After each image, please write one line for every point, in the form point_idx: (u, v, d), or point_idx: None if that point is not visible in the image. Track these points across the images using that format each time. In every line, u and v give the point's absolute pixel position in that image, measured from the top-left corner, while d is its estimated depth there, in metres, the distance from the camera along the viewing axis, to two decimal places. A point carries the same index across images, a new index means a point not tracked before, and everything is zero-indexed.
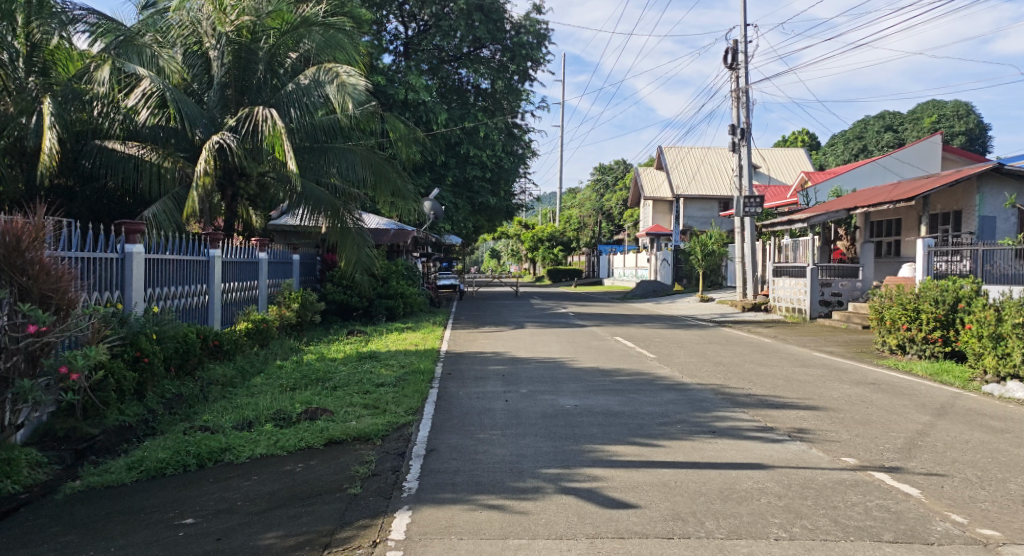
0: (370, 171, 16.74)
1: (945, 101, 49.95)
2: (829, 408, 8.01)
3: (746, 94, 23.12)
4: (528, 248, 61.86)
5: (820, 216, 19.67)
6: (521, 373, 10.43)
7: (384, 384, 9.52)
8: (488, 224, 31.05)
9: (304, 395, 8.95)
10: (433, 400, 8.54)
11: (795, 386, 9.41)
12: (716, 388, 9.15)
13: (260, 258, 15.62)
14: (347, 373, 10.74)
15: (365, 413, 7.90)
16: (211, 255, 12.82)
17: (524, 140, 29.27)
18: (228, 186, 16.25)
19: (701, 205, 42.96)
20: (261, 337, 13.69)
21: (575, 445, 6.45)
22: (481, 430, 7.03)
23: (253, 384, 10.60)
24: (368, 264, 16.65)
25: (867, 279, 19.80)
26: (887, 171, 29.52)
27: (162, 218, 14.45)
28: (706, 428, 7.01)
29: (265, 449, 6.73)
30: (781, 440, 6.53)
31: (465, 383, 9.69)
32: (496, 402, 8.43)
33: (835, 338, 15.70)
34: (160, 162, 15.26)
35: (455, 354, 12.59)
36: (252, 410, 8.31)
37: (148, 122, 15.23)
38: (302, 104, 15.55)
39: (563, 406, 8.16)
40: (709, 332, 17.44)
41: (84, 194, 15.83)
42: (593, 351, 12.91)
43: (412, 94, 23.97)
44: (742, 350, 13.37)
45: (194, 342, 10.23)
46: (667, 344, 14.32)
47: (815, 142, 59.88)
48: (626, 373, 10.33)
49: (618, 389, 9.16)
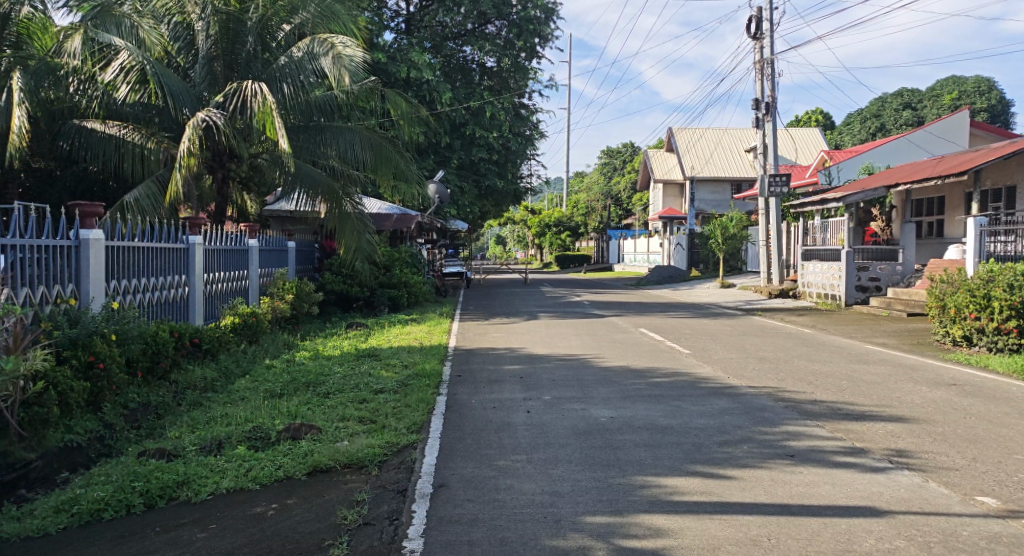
0: (371, 153, 15.28)
1: (965, 77, 48.35)
2: (920, 419, 6.67)
3: (770, 65, 21.66)
4: (536, 234, 60.24)
5: (856, 196, 18.20)
6: (542, 374, 9.06)
7: (384, 391, 8.17)
8: (494, 209, 29.65)
9: (290, 407, 7.61)
10: (440, 411, 7.18)
11: (865, 389, 8.04)
12: (775, 393, 7.78)
13: (250, 245, 14.26)
14: (342, 376, 9.39)
15: (360, 430, 6.56)
16: (191, 242, 11.45)
17: (532, 121, 27.82)
18: (217, 168, 14.85)
19: (712, 188, 41.59)
20: (250, 333, 12.33)
21: (623, 477, 5.09)
22: (502, 454, 5.68)
23: (236, 390, 9.29)
24: (369, 252, 15.18)
25: (907, 262, 18.38)
26: (914, 147, 28.19)
27: (145, 204, 13.12)
28: (783, 450, 5.65)
29: (232, 482, 5.38)
30: (883, 469, 5.17)
31: (478, 388, 8.32)
32: (516, 414, 7.06)
33: (884, 327, 14.27)
34: (144, 143, 13.64)
35: (464, 351, 11.23)
36: (223, 427, 6.96)
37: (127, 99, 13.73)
38: (296, 79, 14.10)
39: (598, 418, 6.80)
40: (739, 321, 16.03)
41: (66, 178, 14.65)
42: (618, 346, 11.51)
43: (415, 72, 22.53)
44: (785, 343, 11.99)
45: (165, 341, 8.92)
46: (699, 337, 12.91)
47: (829, 122, 58.26)
48: (663, 375, 8.96)
49: (659, 395, 7.80)
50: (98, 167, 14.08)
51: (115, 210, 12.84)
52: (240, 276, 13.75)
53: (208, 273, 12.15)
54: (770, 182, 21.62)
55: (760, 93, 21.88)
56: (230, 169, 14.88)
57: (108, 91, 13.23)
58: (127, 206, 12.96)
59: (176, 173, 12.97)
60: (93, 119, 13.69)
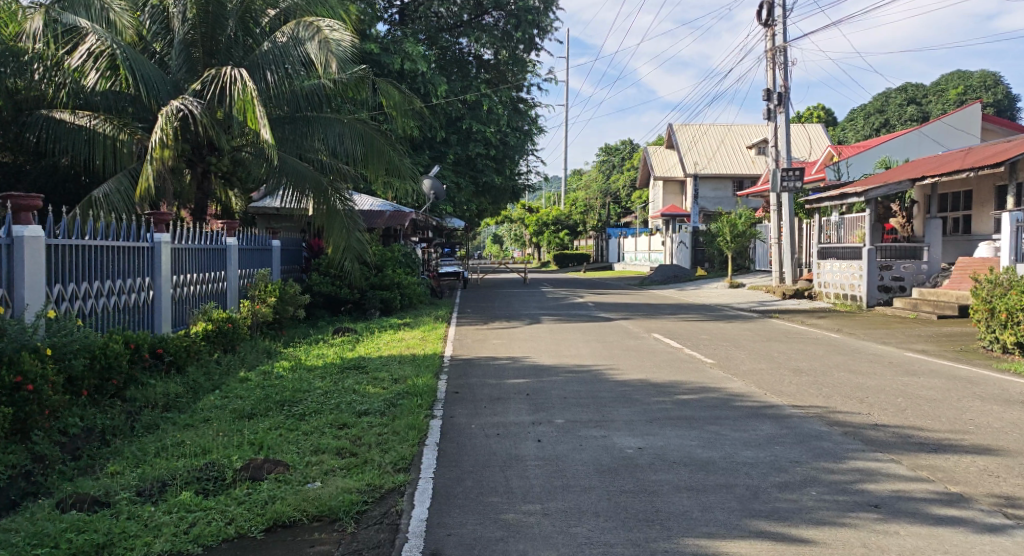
0: (360, 145, 14.09)
1: (971, 71, 47.08)
2: (1013, 450, 5.52)
3: (782, 53, 20.51)
4: (534, 232, 59.10)
5: (879, 189, 17.00)
6: (551, 391, 7.93)
7: (368, 413, 7.03)
8: (492, 206, 28.51)
9: (256, 435, 6.48)
10: (433, 441, 6.03)
11: (930, 410, 6.88)
12: (826, 415, 6.62)
13: (228, 244, 13.11)
14: (322, 392, 8.24)
15: (336, 467, 5.41)
16: (156, 241, 10.26)
17: (531, 115, 26.61)
18: (196, 161, 13.63)
19: (715, 185, 40.64)
20: (225, 341, 11.18)
21: (669, 540, 4.00)
22: (511, 505, 4.59)
23: (200, 410, 8.21)
24: (360, 251, 13.96)
25: (932, 260, 17.25)
26: (930, 140, 27.04)
27: (115, 199, 11.93)
28: (862, 496, 4.51)
29: (166, 544, 4.26)
30: (1003, 528, 4.03)
31: (478, 409, 7.17)
32: (524, 444, 5.92)
33: (916, 331, 13.11)
34: (115, 134, 12.39)
35: (461, 361, 10.09)
36: (170, 463, 5.85)
37: (98, 87, 12.29)
38: (280, 64, 12.87)
39: (623, 450, 5.66)
40: (757, 324, 14.91)
41: (36, 172, 13.35)
42: (633, 355, 10.36)
43: (409, 63, 21.34)
44: (815, 351, 10.82)
45: (118, 355, 7.83)
46: (719, 343, 11.75)
47: (831, 118, 57.11)
48: (690, 392, 7.80)
49: (691, 418, 6.66)
50: (71, 160, 12.79)
51: (83, 206, 11.63)
52: (216, 277, 12.59)
53: (175, 274, 10.92)
54: (783, 176, 20.52)
55: (772, 82, 20.70)
56: (211, 163, 13.65)
57: (77, 79, 11.91)
58: (97, 202, 11.73)
59: (146, 165, 11.76)
60: (63, 109, 12.37)
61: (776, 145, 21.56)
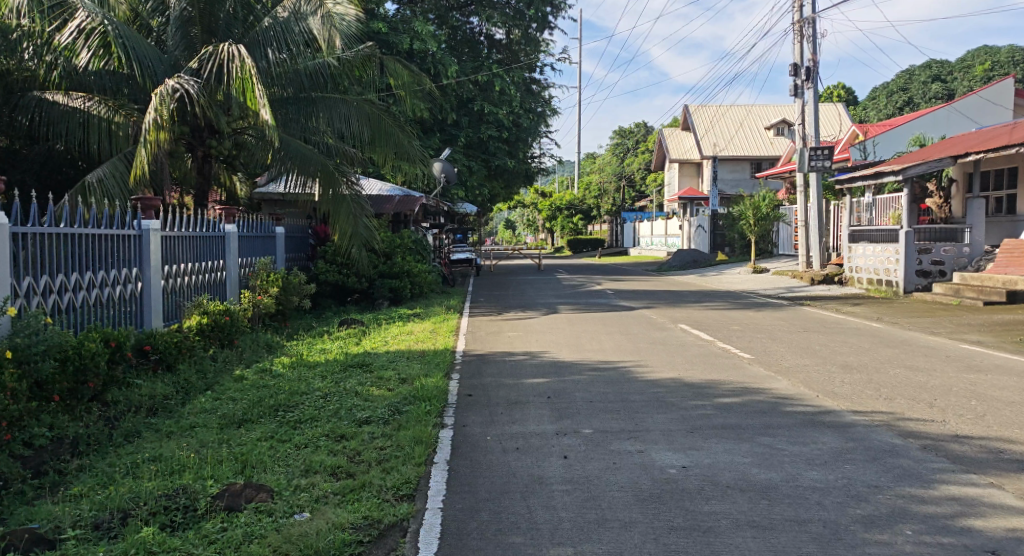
0: (368, 127, 13.07)
1: (999, 47, 45.60)
2: None
3: (810, 26, 19.45)
4: (547, 218, 58.08)
5: (918, 167, 15.94)
6: (576, 393, 7.11)
7: (370, 422, 6.21)
8: (505, 191, 27.60)
9: (242, 449, 5.64)
10: (442, 459, 5.20)
11: (1013, 415, 6.05)
12: (895, 424, 5.80)
13: (226, 231, 12.28)
14: (321, 395, 7.42)
15: (328, 493, 4.60)
16: (143, 228, 9.43)
17: (544, 97, 25.61)
18: (196, 145, 12.68)
19: (733, 167, 39.64)
20: (222, 335, 10.38)
21: None
22: (537, 550, 3.80)
23: (188, 414, 7.38)
24: (367, 238, 13.04)
25: (974, 242, 16.28)
26: (963, 115, 25.91)
27: (109, 184, 10.99)
28: (972, 538, 3.71)
29: None
30: None
31: (494, 416, 6.34)
32: (549, 461, 5.09)
33: (965, 320, 12.20)
34: (111, 116, 11.51)
35: (475, 357, 9.25)
36: (140, 483, 5.02)
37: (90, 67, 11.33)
38: (283, 43, 11.92)
39: (664, 470, 4.83)
40: (789, 312, 14.00)
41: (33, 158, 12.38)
42: (661, 349, 9.51)
43: (418, 43, 20.43)
44: (861, 343, 9.94)
45: (95, 355, 6.98)
46: (754, 334, 10.89)
47: (852, 97, 55.79)
48: (731, 394, 6.95)
49: (740, 428, 5.82)
50: (65, 145, 11.89)
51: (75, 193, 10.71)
52: (214, 266, 11.76)
53: (165, 264, 10.07)
54: (810, 156, 19.54)
55: (799, 57, 19.65)
56: (210, 146, 12.63)
57: (67, 58, 11.00)
58: (90, 188, 10.83)
59: (139, 150, 10.78)
60: (55, 90, 11.45)
61: (803, 123, 20.54)
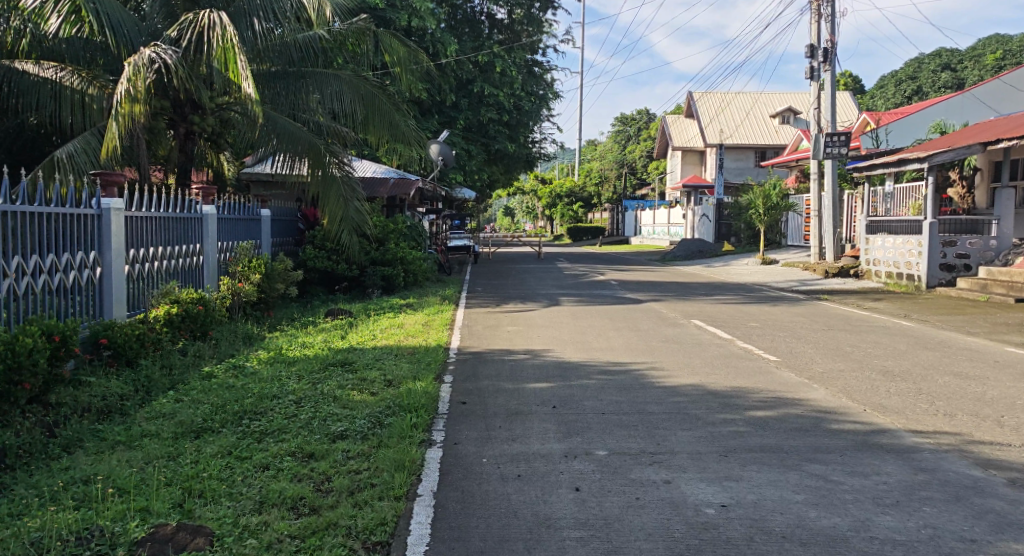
0: (360, 105, 12.00)
1: (1011, 36, 44.56)
2: None
3: (830, 4, 18.40)
4: (547, 205, 56.95)
5: (944, 154, 14.84)
6: (584, 402, 6.19)
7: (346, 437, 5.30)
8: (504, 177, 26.56)
9: (192, 471, 4.69)
10: (429, 490, 4.29)
11: None
12: (965, 448, 4.90)
13: (204, 212, 11.26)
14: (293, 400, 6.49)
15: (285, 537, 3.72)
16: (103, 208, 8.46)
17: (547, 80, 24.52)
18: (178, 121, 11.57)
19: (737, 156, 38.67)
20: (196, 327, 9.44)
21: None
22: None
23: (143, 418, 6.44)
24: (359, 223, 12.04)
25: (1001, 235, 15.36)
26: (981, 101, 24.95)
27: (80, 159, 9.90)
28: None
29: None
30: None
31: (492, 430, 5.42)
32: (558, 494, 4.19)
33: (999, 319, 11.29)
34: (85, 88, 10.31)
35: (470, 356, 8.32)
36: (52, 515, 4.09)
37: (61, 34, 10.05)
38: (270, 13, 10.83)
39: (700, 511, 3.92)
40: (806, 307, 13.09)
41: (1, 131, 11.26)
42: (677, 349, 8.59)
43: (417, 20, 19.30)
44: (894, 344, 9.03)
45: (33, 351, 6.05)
46: (774, 332, 9.97)
47: (858, 85, 54.78)
48: (764, 406, 6.02)
49: (782, 451, 4.91)
50: (39, 119, 10.79)
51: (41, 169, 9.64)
52: (190, 251, 10.79)
53: (131, 248, 9.10)
54: (826, 142, 18.53)
55: (817, 37, 18.63)
56: (192, 123, 11.55)
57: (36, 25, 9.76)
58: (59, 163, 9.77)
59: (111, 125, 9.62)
60: (23, 58, 10.27)
61: (818, 109, 19.56)
